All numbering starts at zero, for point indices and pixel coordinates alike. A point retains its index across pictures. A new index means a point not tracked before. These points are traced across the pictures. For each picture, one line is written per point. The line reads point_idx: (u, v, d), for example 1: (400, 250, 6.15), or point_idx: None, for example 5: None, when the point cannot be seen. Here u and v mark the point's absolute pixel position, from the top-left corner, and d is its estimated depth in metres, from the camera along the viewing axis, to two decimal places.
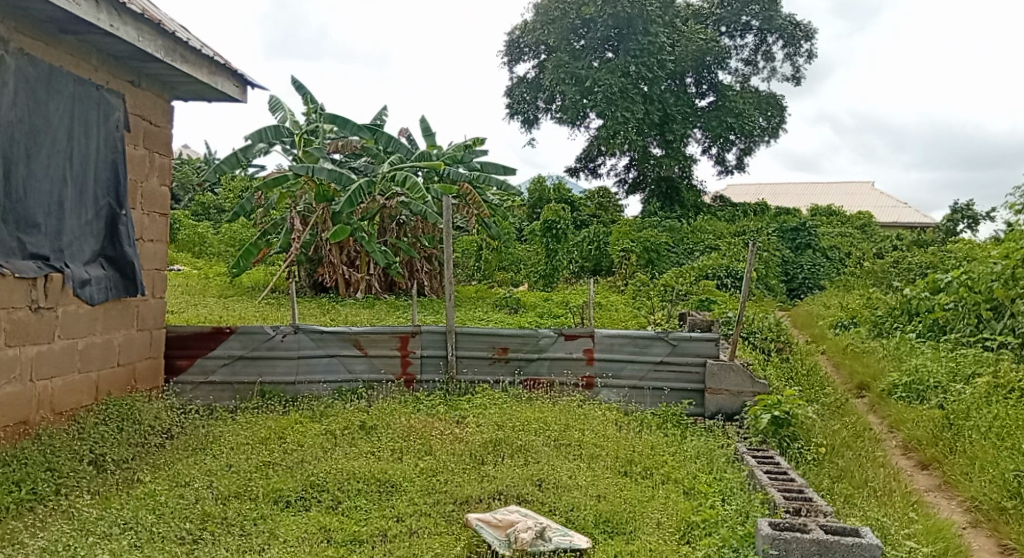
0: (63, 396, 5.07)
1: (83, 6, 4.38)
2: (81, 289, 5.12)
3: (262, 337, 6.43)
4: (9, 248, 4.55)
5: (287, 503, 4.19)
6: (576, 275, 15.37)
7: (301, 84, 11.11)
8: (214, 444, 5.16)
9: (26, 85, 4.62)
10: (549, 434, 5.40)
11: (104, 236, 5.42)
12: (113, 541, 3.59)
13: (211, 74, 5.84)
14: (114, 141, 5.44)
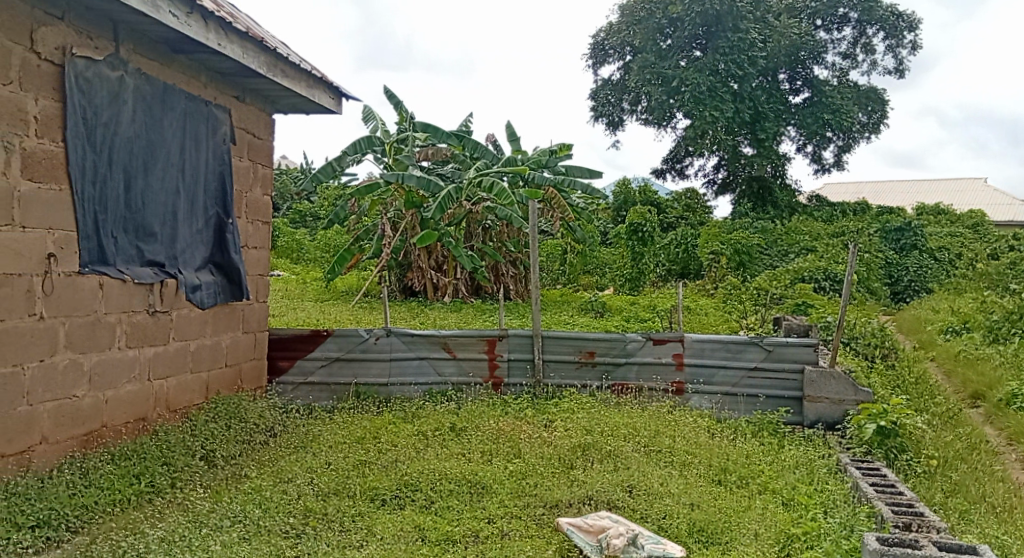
0: (176, 395, 5.37)
1: (194, 26, 4.64)
2: (192, 294, 5.44)
3: (356, 340, 6.63)
4: (129, 256, 4.85)
5: (382, 501, 4.30)
6: (663, 278, 15.16)
7: (391, 94, 11.40)
8: (313, 442, 5.36)
9: (144, 103, 4.91)
10: (639, 439, 5.34)
11: (212, 244, 5.73)
12: (224, 532, 3.77)
13: (309, 87, 6.09)
14: (220, 153, 5.74)
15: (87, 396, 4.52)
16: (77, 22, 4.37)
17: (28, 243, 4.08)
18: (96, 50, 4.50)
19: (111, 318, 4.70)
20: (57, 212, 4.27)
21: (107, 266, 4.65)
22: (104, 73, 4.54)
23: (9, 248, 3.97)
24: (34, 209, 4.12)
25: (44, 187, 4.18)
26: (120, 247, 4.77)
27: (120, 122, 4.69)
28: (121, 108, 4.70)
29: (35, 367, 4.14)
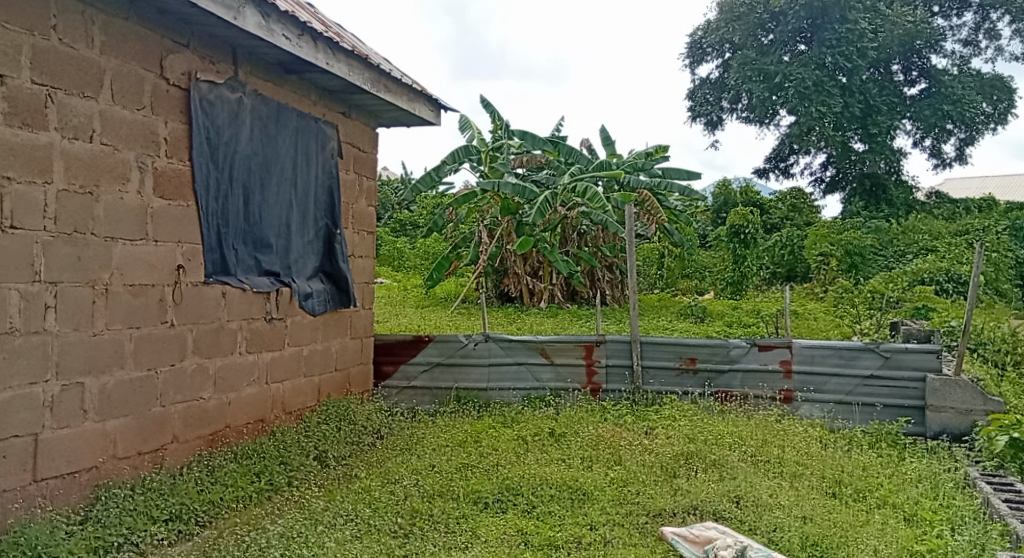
0: (291, 397, 5.64)
1: (304, 47, 4.88)
2: (304, 302, 5.71)
3: (456, 345, 6.77)
4: (248, 266, 5.15)
5: (485, 504, 4.36)
6: (768, 282, 14.72)
7: (487, 103, 11.61)
8: (418, 445, 5.51)
9: (260, 121, 5.21)
10: (746, 449, 5.22)
11: (322, 254, 6.01)
12: (338, 530, 3.94)
13: (410, 101, 6.28)
14: (329, 167, 6.01)
15: (212, 398, 4.82)
16: (200, 49, 4.67)
17: (160, 255, 4.39)
18: (217, 74, 4.80)
19: (233, 325, 4.99)
20: (185, 227, 4.57)
21: (229, 276, 4.95)
22: (224, 95, 4.83)
23: (144, 261, 4.27)
24: (165, 224, 4.42)
25: (174, 204, 4.48)
26: (240, 258, 5.07)
27: (239, 141, 4.99)
28: (240, 128, 4.99)
29: (167, 371, 4.44)
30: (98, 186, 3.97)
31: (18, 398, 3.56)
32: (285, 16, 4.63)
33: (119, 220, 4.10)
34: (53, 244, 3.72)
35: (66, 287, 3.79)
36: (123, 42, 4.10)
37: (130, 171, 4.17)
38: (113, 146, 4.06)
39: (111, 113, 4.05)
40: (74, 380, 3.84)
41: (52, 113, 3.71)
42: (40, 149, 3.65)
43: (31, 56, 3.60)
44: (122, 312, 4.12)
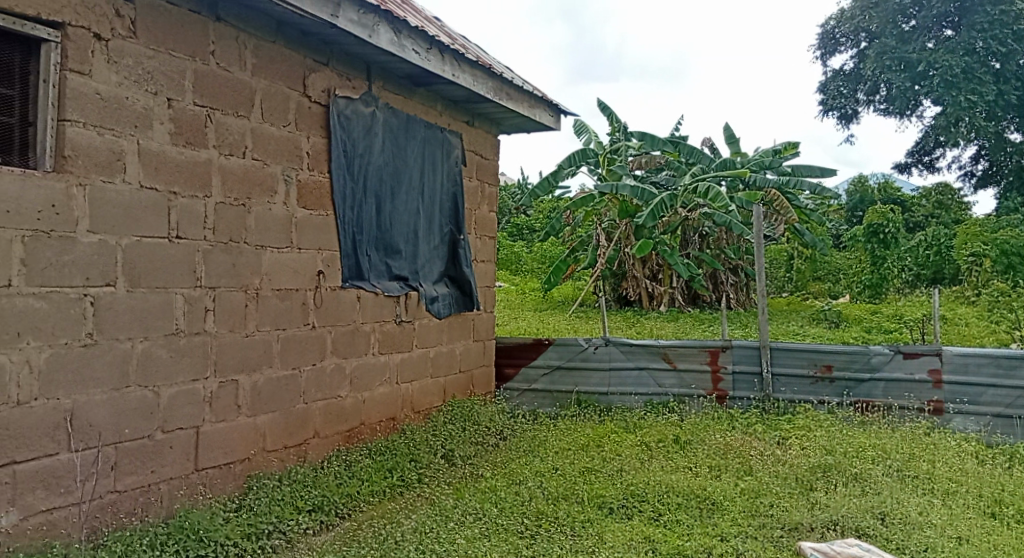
0: (420, 397, 5.84)
1: (433, 60, 5.07)
2: (431, 305, 5.91)
3: (576, 349, 6.81)
4: (380, 271, 5.39)
5: (610, 509, 4.34)
6: (910, 284, 13.89)
7: (604, 106, 11.58)
8: (540, 447, 5.58)
9: (391, 133, 5.44)
10: (891, 463, 4.96)
11: (447, 259, 6.20)
12: (467, 528, 4.02)
13: (531, 107, 6.37)
14: (453, 175, 6.19)
15: (348, 396, 5.07)
16: (338, 66, 4.93)
17: (303, 262, 4.66)
18: (353, 89, 5.05)
19: (367, 327, 5.23)
20: (325, 235, 4.84)
21: (363, 280, 5.19)
22: (359, 109, 5.08)
23: (289, 267, 4.55)
24: (307, 233, 4.69)
25: (315, 213, 4.75)
26: (373, 264, 5.31)
27: (372, 152, 5.24)
28: (373, 140, 5.24)
29: (309, 370, 4.71)
30: (249, 198, 4.27)
31: (182, 393, 3.89)
32: (415, 31, 4.82)
33: (267, 230, 4.39)
34: (212, 253, 4.03)
35: (223, 292, 4.11)
36: (270, 64, 4.39)
37: (277, 184, 4.46)
38: (263, 161, 4.36)
39: (260, 130, 4.34)
40: (229, 377, 4.15)
41: (211, 132, 4.03)
42: (200, 166, 3.97)
43: (193, 80, 3.92)
44: (270, 315, 4.41)
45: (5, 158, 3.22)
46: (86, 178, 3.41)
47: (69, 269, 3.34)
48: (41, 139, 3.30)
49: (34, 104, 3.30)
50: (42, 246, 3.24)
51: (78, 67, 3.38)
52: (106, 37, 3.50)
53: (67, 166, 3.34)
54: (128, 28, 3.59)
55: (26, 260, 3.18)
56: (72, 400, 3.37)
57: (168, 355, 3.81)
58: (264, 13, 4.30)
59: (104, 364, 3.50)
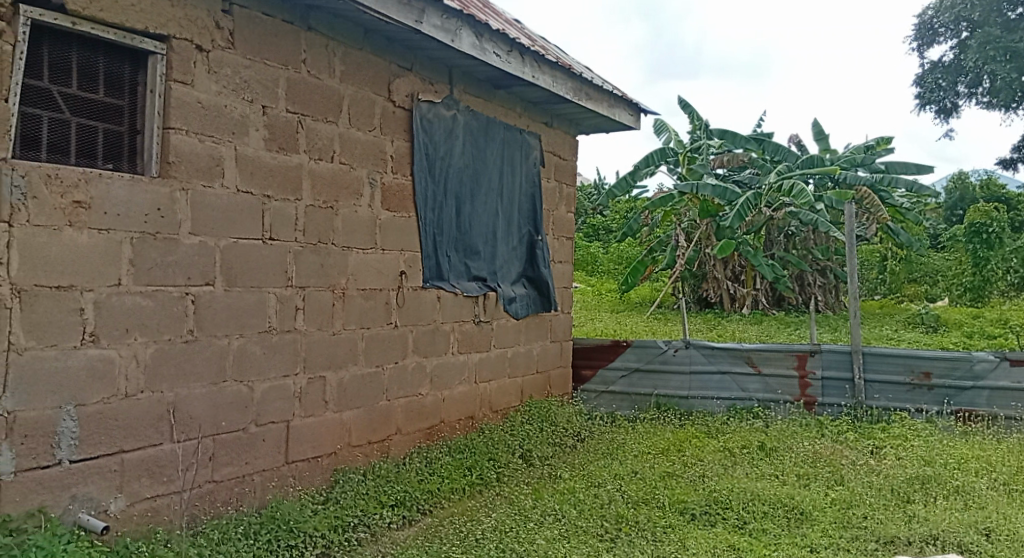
0: (498, 397, 5.90)
1: (513, 62, 5.11)
2: (509, 306, 5.96)
3: (655, 351, 6.75)
4: (460, 271, 5.47)
5: (692, 515, 4.27)
6: (1015, 288, 13.16)
7: (685, 104, 11.41)
8: (619, 450, 5.55)
9: (471, 135, 5.52)
10: (995, 477, 4.72)
11: (526, 260, 6.24)
12: (546, 528, 4.04)
13: (611, 107, 6.34)
14: (532, 176, 6.22)
15: (429, 394, 5.16)
16: (421, 71, 5.03)
17: (387, 262, 4.78)
18: (435, 93, 5.14)
19: (447, 327, 5.32)
20: (408, 236, 4.95)
21: (443, 281, 5.28)
22: (440, 112, 5.18)
23: (373, 267, 4.67)
24: (391, 234, 4.81)
25: (398, 215, 4.86)
26: (453, 264, 5.39)
27: (453, 155, 5.33)
28: (453, 142, 5.33)
29: (392, 368, 4.83)
30: (337, 201, 4.41)
31: (274, 389, 4.04)
32: (497, 34, 4.87)
33: (354, 231, 4.52)
34: (302, 254, 4.19)
35: (312, 291, 4.25)
36: (357, 70, 4.52)
37: (362, 187, 4.59)
38: (349, 164, 4.49)
39: (348, 134, 4.47)
40: (318, 374, 4.30)
41: (301, 137, 4.18)
42: (292, 170, 4.12)
43: (285, 87, 4.07)
44: (356, 314, 4.55)
45: (116, 165, 3.42)
46: (188, 183, 3.59)
47: (172, 269, 3.53)
48: (148, 146, 3.49)
49: (141, 113, 3.50)
50: (148, 247, 3.42)
51: (182, 77, 3.56)
52: (207, 49, 3.67)
53: (171, 172, 3.52)
54: (226, 39, 3.76)
55: (134, 260, 3.37)
56: (174, 393, 3.55)
57: (261, 351, 3.97)
58: (351, 22, 4.43)
59: (203, 359, 3.68)
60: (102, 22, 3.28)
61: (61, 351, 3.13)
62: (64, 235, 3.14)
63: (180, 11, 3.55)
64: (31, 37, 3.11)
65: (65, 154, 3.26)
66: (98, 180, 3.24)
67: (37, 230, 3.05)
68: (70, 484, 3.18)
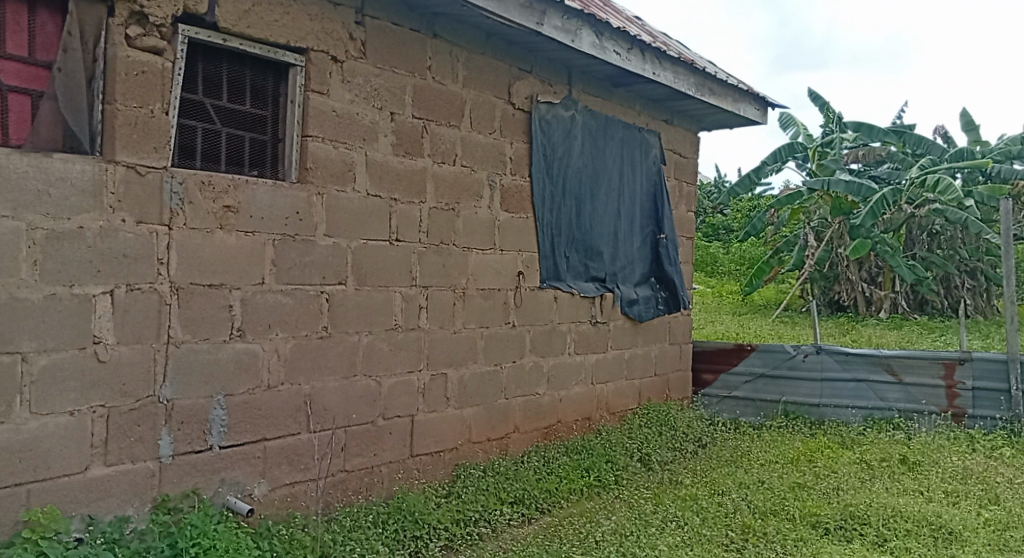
0: (615, 399, 5.85)
1: (634, 60, 5.06)
2: (629, 307, 5.91)
3: (783, 356, 6.51)
4: (578, 272, 5.48)
5: (826, 530, 4.09)
6: None
7: (815, 96, 10.93)
8: (745, 458, 5.39)
9: (590, 135, 5.52)
10: None
11: (645, 260, 6.16)
12: (669, 534, 3.97)
13: (735, 101, 6.16)
14: (652, 175, 6.14)
15: (546, 394, 5.20)
16: (541, 73, 5.08)
17: (505, 262, 4.85)
18: (554, 94, 5.18)
19: (564, 327, 5.33)
20: (526, 237, 5.00)
21: (561, 281, 5.31)
22: (559, 113, 5.21)
23: (493, 268, 4.76)
24: (510, 235, 4.88)
25: (517, 216, 4.93)
26: (571, 265, 5.41)
27: (571, 155, 5.34)
28: (572, 143, 5.35)
29: (510, 367, 4.90)
30: (458, 203, 4.51)
31: (400, 384, 4.19)
32: (617, 32, 4.85)
33: (474, 233, 4.62)
34: (426, 254, 4.32)
35: (434, 291, 4.38)
36: (479, 74, 4.62)
37: (482, 189, 4.68)
38: (470, 167, 4.59)
39: (469, 138, 4.58)
40: (440, 370, 4.42)
41: (426, 142, 4.31)
42: (417, 173, 4.25)
43: (412, 93, 4.22)
44: (476, 313, 4.65)
45: (260, 171, 3.66)
46: (323, 187, 3.78)
47: (309, 269, 3.73)
48: (289, 154, 3.71)
49: (283, 123, 3.73)
50: (289, 248, 3.64)
51: (319, 87, 3.76)
52: (341, 59, 3.86)
53: (308, 177, 3.72)
54: (359, 50, 3.94)
55: (276, 260, 3.59)
56: (310, 386, 3.75)
57: (388, 348, 4.12)
58: (474, 27, 4.53)
59: (335, 354, 3.86)
60: (249, 38, 3.51)
61: (213, 344, 3.37)
62: (216, 237, 3.37)
63: (318, 24, 3.74)
64: (187, 54, 3.36)
65: (217, 162, 3.50)
66: (245, 186, 3.47)
67: (193, 232, 3.29)
68: (219, 468, 3.42)
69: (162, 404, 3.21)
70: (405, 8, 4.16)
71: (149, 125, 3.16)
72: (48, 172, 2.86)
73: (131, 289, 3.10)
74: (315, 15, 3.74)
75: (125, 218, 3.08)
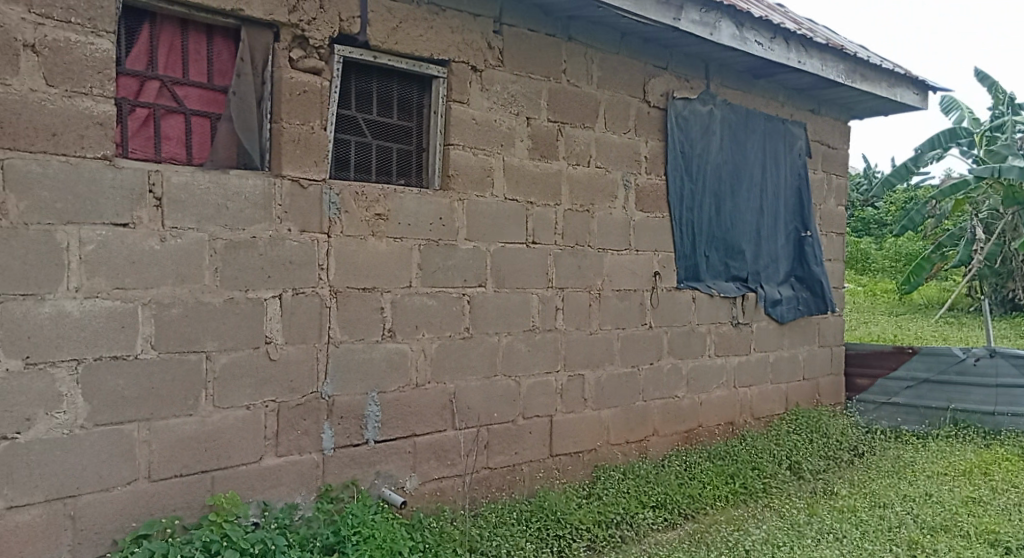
0: (760, 403, 5.66)
1: (777, 50, 4.88)
2: (773, 308, 5.70)
3: (951, 360, 6.09)
4: (718, 271, 5.36)
5: (1006, 549, 3.78)
6: None
7: (983, 76, 10.10)
8: (908, 470, 5.07)
9: (730, 130, 5.38)
10: None
11: (791, 258, 5.93)
12: (826, 545, 3.80)
13: (891, 86, 5.80)
14: (797, 168, 5.91)
15: (686, 396, 5.12)
16: (678, 68, 5.01)
17: (641, 263, 4.82)
18: (691, 90, 5.09)
19: (703, 328, 5.22)
20: (662, 236, 4.95)
21: (699, 281, 5.21)
22: (696, 108, 5.11)
23: (628, 269, 4.74)
24: (645, 235, 4.84)
25: (653, 216, 4.88)
26: (711, 264, 5.30)
27: (710, 151, 5.23)
28: (711, 138, 5.23)
29: (647, 369, 4.86)
30: (593, 204, 4.53)
31: (539, 384, 4.27)
32: (759, 21, 4.70)
33: (610, 233, 4.62)
34: (562, 256, 4.37)
35: (571, 292, 4.42)
36: (614, 74, 4.62)
37: (617, 189, 4.67)
38: (605, 168, 4.59)
39: (604, 138, 4.58)
40: (577, 371, 4.46)
41: (561, 144, 4.36)
42: (553, 176, 4.31)
43: (547, 97, 4.28)
44: (612, 314, 4.65)
45: (406, 180, 3.84)
46: (464, 193, 3.91)
47: (451, 272, 3.87)
48: (433, 162, 3.87)
49: (427, 132, 3.89)
50: (433, 252, 3.79)
51: (459, 97, 3.89)
52: (481, 68, 3.98)
53: (451, 184, 3.87)
54: (497, 58, 4.04)
55: (422, 264, 3.75)
56: (454, 384, 3.89)
57: (527, 348, 4.20)
58: (609, 27, 4.54)
59: (477, 354, 3.98)
60: (397, 53, 3.69)
61: (367, 344, 3.57)
62: (369, 243, 3.57)
63: (458, 36, 3.88)
64: (342, 72, 3.59)
65: (368, 172, 3.71)
66: (394, 195, 3.65)
67: (348, 239, 3.50)
68: (374, 461, 3.62)
69: (323, 400, 3.44)
70: (541, 13, 4.23)
71: (310, 141, 3.39)
72: (226, 187, 3.13)
73: (296, 293, 3.34)
74: (456, 28, 3.88)
75: (291, 228, 3.32)
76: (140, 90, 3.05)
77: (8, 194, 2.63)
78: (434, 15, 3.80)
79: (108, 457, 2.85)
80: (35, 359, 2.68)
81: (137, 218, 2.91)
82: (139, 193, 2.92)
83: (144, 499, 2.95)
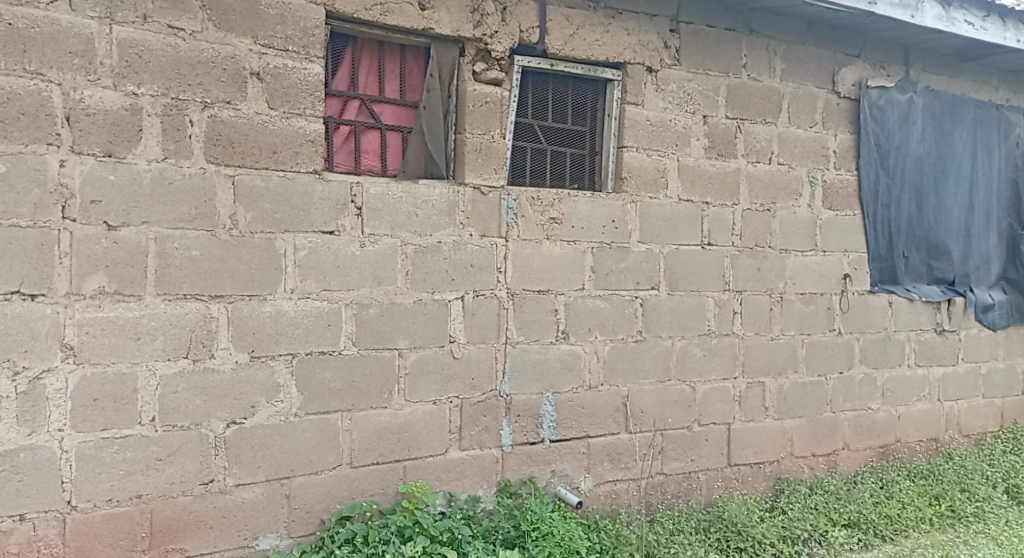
0: (968, 419, 5.16)
1: (991, 29, 4.44)
2: (984, 314, 5.18)
3: None
4: (918, 273, 4.96)
5: None
6: None
7: None
8: None
9: (934, 119, 4.96)
10: None
11: (1005, 259, 5.36)
12: None
13: None
14: (1014, 158, 5.34)
15: (881, 409, 4.77)
16: (872, 55, 4.70)
17: (828, 265, 4.56)
18: (886, 78, 4.75)
19: (900, 335, 4.85)
20: (853, 236, 4.65)
21: (897, 284, 4.85)
22: (894, 97, 4.76)
23: (815, 271, 4.50)
24: (834, 235, 4.57)
25: (842, 214, 4.61)
26: (910, 266, 4.92)
27: (910, 143, 4.85)
28: (911, 129, 4.85)
29: (836, 378, 4.59)
30: (775, 203, 4.35)
31: (716, 390, 4.16)
32: None
33: (794, 234, 4.42)
34: (740, 258, 4.24)
35: (750, 295, 4.27)
36: (799, 66, 4.42)
37: (802, 187, 4.45)
38: (788, 165, 4.40)
39: (787, 134, 4.39)
40: (757, 378, 4.30)
41: (740, 142, 4.23)
42: (731, 175, 4.19)
43: (726, 94, 4.17)
44: (797, 318, 4.44)
45: (580, 184, 3.89)
46: (637, 195, 3.90)
47: (625, 275, 3.87)
48: (606, 165, 3.90)
49: (600, 136, 3.93)
50: (606, 255, 3.82)
51: (634, 98, 3.89)
52: (657, 68, 3.95)
53: (624, 186, 3.87)
54: (673, 57, 4.00)
55: (595, 267, 3.79)
56: (627, 387, 3.89)
57: (703, 353, 4.12)
58: (794, 17, 4.34)
59: (652, 358, 3.96)
60: (572, 59, 3.76)
61: (542, 345, 3.65)
62: (544, 247, 3.65)
63: (634, 38, 3.87)
64: (521, 80, 3.70)
65: (543, 177, 3.80)
66: (569, 199, 3.72)
67: (525, 243, 3.60)
68: (550, 460, 3.70)
69: (503, 398, 3.56)
70: (720, 8, 4.13)
71: (491, 149, 3.53)
72: (416, 196, 3.34)
73: (477, 295, 3.49)
74: (632, 29, 3.87)
75: (472, 233, 3.48)
76: (343, 109, 3.32)
77: (237, 206, 2.97)
78: (612, 19, 3.82)
79: (317, 444, 3.13)
80: (259, 353, 3.00)
81: (341, 225, 3.17)
82: (342, 203, 3.18)
83: (346, 483, 3.21)
